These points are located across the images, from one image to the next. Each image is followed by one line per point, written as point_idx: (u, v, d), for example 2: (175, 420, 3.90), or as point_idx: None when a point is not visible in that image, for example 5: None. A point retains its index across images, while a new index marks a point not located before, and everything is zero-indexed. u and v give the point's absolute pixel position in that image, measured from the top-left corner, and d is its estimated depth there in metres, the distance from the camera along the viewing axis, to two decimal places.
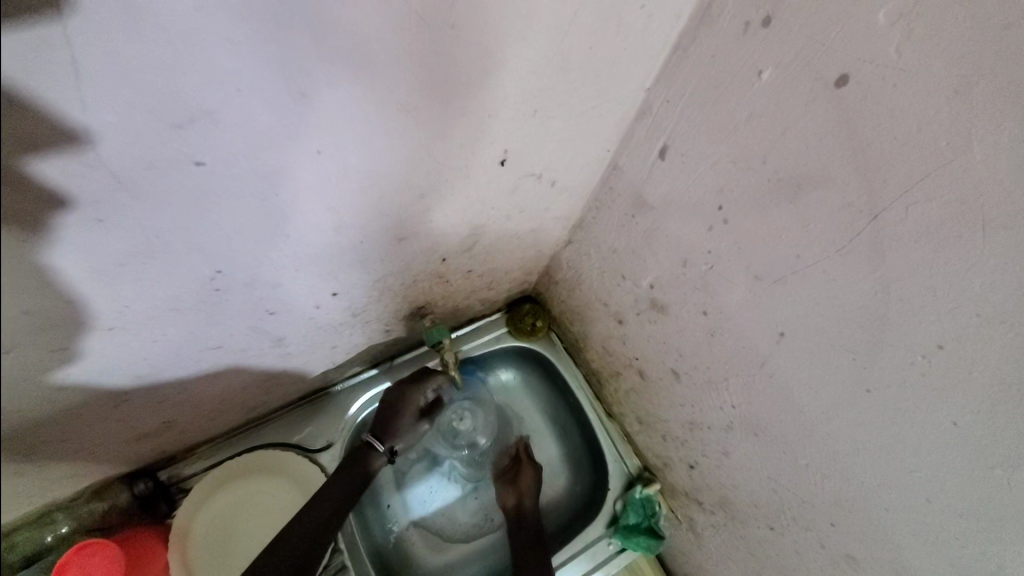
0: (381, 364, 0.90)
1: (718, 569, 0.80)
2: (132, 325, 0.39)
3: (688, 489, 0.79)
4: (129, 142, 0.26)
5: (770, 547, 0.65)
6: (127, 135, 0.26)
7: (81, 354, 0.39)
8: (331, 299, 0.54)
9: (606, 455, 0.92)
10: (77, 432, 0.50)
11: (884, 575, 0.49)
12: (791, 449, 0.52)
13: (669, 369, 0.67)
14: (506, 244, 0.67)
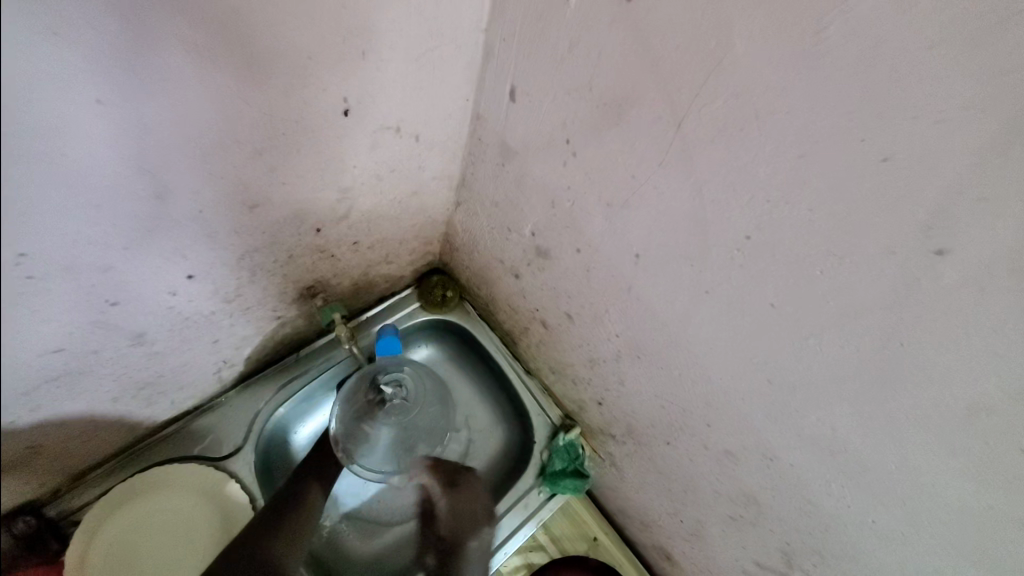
0: (286, 358, 0.86)
1: (639, 492, 0.87)
2: None
3: (602, 425, 0.83)
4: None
5: (671, 459, 0.71)
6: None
7: None
8: (188, 282, 0.51)
9: (530, 410, 0.95)
10: None
11: (754, 458, 0.55)
12: (667, 363, 0.57)
13: (563, 312, 0.70)
14: (388, 210, 0.66)
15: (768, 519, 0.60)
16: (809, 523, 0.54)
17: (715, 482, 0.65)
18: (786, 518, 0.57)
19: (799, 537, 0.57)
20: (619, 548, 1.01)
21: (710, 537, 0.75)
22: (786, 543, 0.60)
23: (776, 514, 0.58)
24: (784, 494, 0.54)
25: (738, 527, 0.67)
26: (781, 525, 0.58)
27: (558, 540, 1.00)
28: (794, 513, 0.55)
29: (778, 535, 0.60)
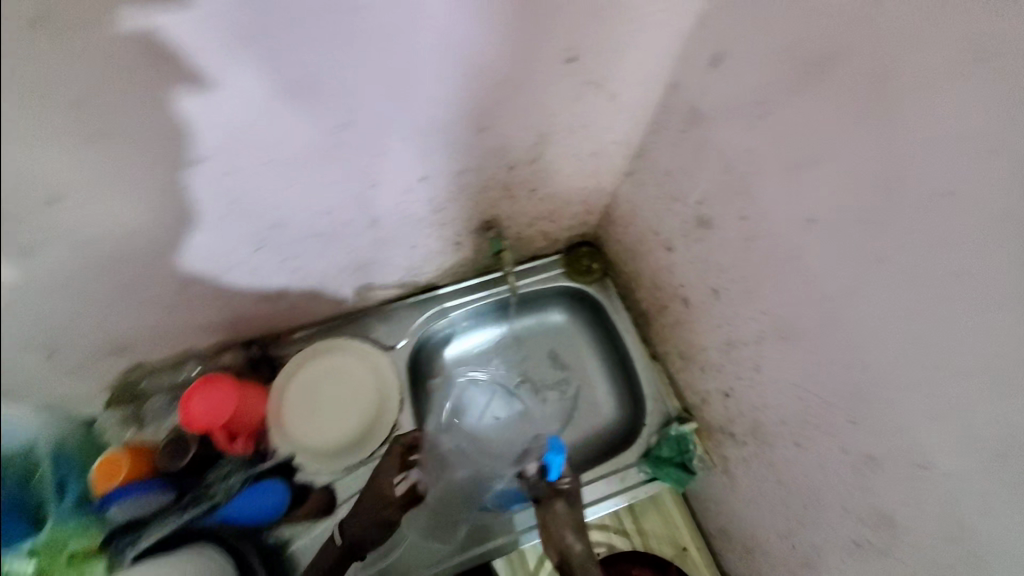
0: (447, 286, 1.03)
1: (749, 504, 0.82)
2: (277, 161, 0.55)
3: (724, 422, 0.81)
4: (173, 31, 0.39)
5: (797, 465, 0.66)
6: (175, 25, 0.39)
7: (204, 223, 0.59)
8: (420, 184, 0.66)
9: (645, 394, 0.97)
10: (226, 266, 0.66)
11: (899, 466, 0.50)
12: (818, 346, 0.56)
13: (710, 288, 0.71)
14: (570, 165, 0.76)
15: (902, 548, 0.53)
16: (954, 553, 0.47)
17: (844, 495, 0.59)
18: (926, 548, 0.50)
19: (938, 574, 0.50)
20: (707, 567, 0.95)
21: (825, 568, 0.68)
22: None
23: (915, 543, 0.52)
24: (931, 517, 0.49)
25: (862, 558, 0.60)
26: (920, 559, 0.52)
27: (645, 533, 0.97)
28: (938, 541, 0.49)
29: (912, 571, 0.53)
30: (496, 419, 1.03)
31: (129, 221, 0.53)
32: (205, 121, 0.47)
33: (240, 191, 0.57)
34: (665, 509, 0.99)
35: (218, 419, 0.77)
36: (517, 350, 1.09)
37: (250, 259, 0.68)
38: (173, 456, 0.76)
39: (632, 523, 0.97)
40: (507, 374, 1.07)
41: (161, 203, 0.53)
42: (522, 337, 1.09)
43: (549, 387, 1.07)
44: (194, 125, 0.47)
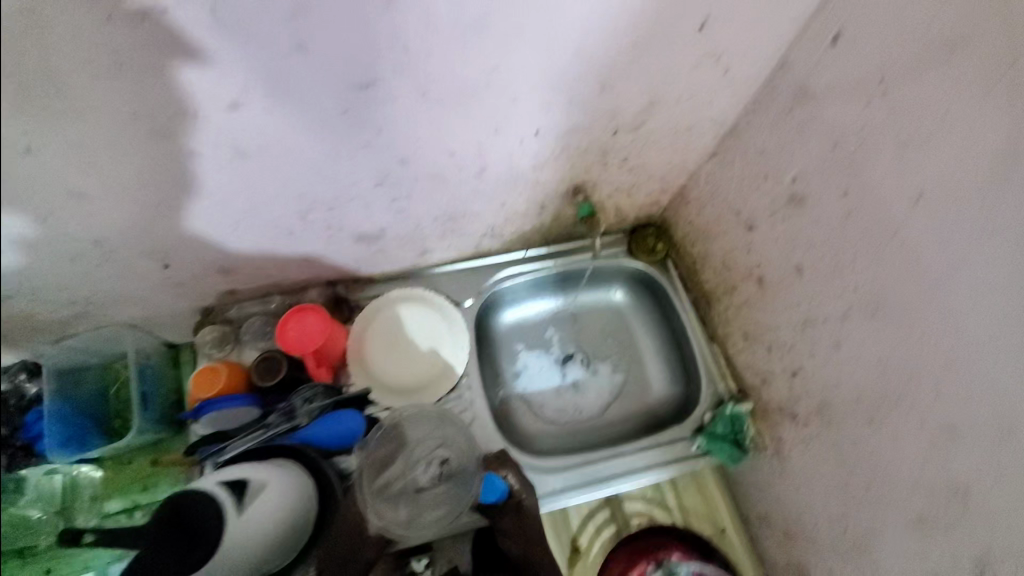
0: (516, 252, 1.05)
1: (801, 490, 0.81)
2: (312, 103, 0.55)
3: (784, 402, 0.83)
4: None
5: (862, 442, 0.68)
6: None
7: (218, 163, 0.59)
8: (534, 137, 0.70)
9: (700, 374, 0.99)
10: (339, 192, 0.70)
11: (982, 433, 0.52)
12: (908, 316, 0.58)
13: (793, 265, 0.75)
14: (665, 138, 0.80)
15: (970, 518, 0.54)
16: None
17: (912, 468, 0.61)
18: (1000, 518, 0.51)
19: (1009, 544, 0.50)
20: (745, 549, 0.95)
21: (877, 550, 0.68)
22: (985, 558, 0.53)
23: (987, 513, 0.52)
24: (1009, 482, 0.50)
25: (922, 534, 0.61)
26: (990, 530, 0.52)
27: (686, 510, 0.96)
28: (1013, 509, 0.50)
29: (980, 542, 0.54)
30: (551, 384, 1.08)
31: (144, 151, 0.55)
32: (204, 61, 0.48)
33: (257, 136, 0.57)
34: (716, 495, 0.98)
35: (310, 345, 0.84)
36: (574, 322, 1.12)
37: (367, 194, 0.72)
38: (265, 375, 0.84)
39: (674, 498, 0.97)
40: (563, 344, 1.11)
41: (179, 137, 0.54)
42: (581, 310, 1.13)
43: (602, 360, 1.10)
44: (195, 64, 0.47)
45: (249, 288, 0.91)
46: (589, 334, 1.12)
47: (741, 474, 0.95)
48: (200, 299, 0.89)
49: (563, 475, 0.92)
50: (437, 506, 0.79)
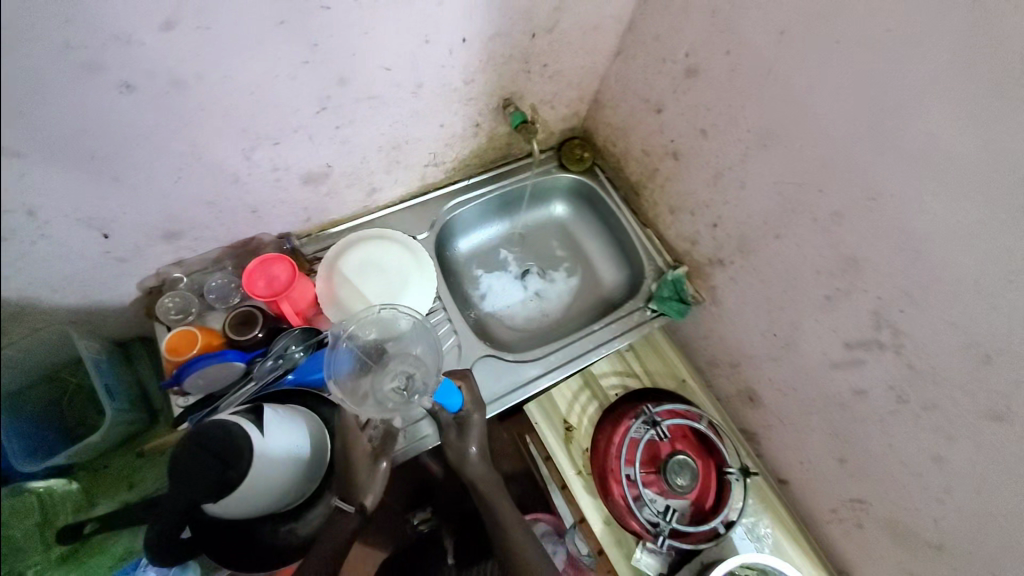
0: (458, 182, 1.10)
1: (736, 322, 0.98)
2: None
3: (712, 253, 0.98)
4: None
5: (778, 257, 0.83)
6: None
7: (102, 86, 0.55)
8: (462, 45, 0.76)
9: (640, 254, 1.12)
10: (289, 116, 0.71)
11: (859, 207, 0.68)
12: (793, 139, 0.73)
13: (698, 131, 0.88)
14: (576, 40, 0.89)
15: (864, 279, 0.72)
16: (901, 256, 0.66)
17: (816, 259, 0.77)
18: (882, 265, 0.68)
19: (892, 281, 0.68)
20: (704, 392, 1.12)
21: (802, 339, 0.85)
22: (879, 303, 0.71)
23: (873, 268, 0.70)
24: (882, 235, 0.67)
25: (832, 308, 0.78)
26: (877, 279, 0.70)
27: (651, 372, 1.13)
28: (889, 255, 0.67)
29: (872, 293, 0.71)
30: (516, 299, 1.16)
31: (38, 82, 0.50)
32: None
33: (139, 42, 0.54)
34: (673, 349, 1.15)
35: (280, 291, 0.86)
36: (524, 239, 1.21)
37: (311, 124, 0.74)
38: (242, 328, 0.84)
39: (639, 365, 1.13)
40: (519, 261, 1.20)
41: (56, 61, 0.50)
42: (528, 228, 1.21)
43: (557, 267, 1.21)
44: None
45: (196, 257, 0.87)
46: (540, 247, 1.21)
47: (689, 330, 1.11)
48: (142, 277, 0.84)
49: (544, 363, 1.02)
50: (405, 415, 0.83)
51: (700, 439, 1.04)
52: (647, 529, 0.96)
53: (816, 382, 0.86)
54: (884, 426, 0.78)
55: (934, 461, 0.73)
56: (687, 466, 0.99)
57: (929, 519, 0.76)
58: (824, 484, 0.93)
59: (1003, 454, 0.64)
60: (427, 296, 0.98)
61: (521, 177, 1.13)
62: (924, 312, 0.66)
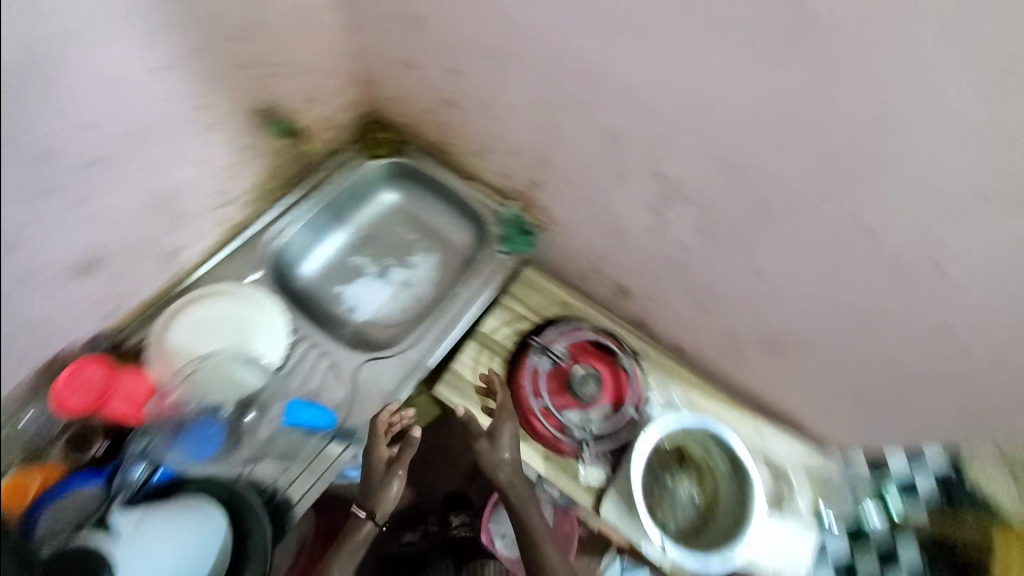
0: (269, 210, 1.04)
1: (575, 231, 1.03)
2: None
3: (526, 180, 1.01)
4: None
5: (570, 159, 0.87)
6: None
7: None
8: (160, 72, 0.71)
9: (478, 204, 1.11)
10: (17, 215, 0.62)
11: (594, 84, 0.73)
12: (520, 47, 0.77)
13: (455, 73, 0.90)
14: (301, 29, 0.88)
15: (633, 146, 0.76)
16: (642, 112, 0.71)
17: (593, 146, 0.82)
18: (635, 127, 0.74)
19: (647, 137, 0.74)
20: (588, 305, 1.16)
21: (623, 222, 0.90)
22: (651, 161, 0.76)
23: (631, 133, 0.75)
24: (620, 100, 0.72)
25: (626, 184, 0.83)
26: (638, 141, 0.75)
27: (536, 310, 1.14)
28: (634, 115, 0.72)
29: (642, 155, 0.76)
30: (385, 298, 1.12)
31: None
32: None
33: None
34: (553, 284, 1.17)
35: (92, 399, 0.80)
36: (371, 238, 1.16)
37: (42, 216, 0.65)
38: (81, 449, 0.81)
39: (524, 308, 1.14)
40: (374, 261, 1.15)
41: None
42: (369, 225, 1.17)
43: (414, 251, 1.16)
44: None
45: None
46: (390, 239, 1.17)
47: (548, 257, 1.14)
48: None
49: (423, 344, 0.97)
50: (295, 453, 0.88)
51: (599, 346, 1.09)
52: (579, 445, 1.00)
53: (652, 253, 0.92)
54: (712, 264, 0.84)
55: (755, 273, 0.80)
56: (591, 376, 1.05)
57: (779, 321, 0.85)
58: (703, 333, 1.01)
59: (791, 243, 0.72)
60: (282, 328, 0.96)
61: (332, 181, 1.09)
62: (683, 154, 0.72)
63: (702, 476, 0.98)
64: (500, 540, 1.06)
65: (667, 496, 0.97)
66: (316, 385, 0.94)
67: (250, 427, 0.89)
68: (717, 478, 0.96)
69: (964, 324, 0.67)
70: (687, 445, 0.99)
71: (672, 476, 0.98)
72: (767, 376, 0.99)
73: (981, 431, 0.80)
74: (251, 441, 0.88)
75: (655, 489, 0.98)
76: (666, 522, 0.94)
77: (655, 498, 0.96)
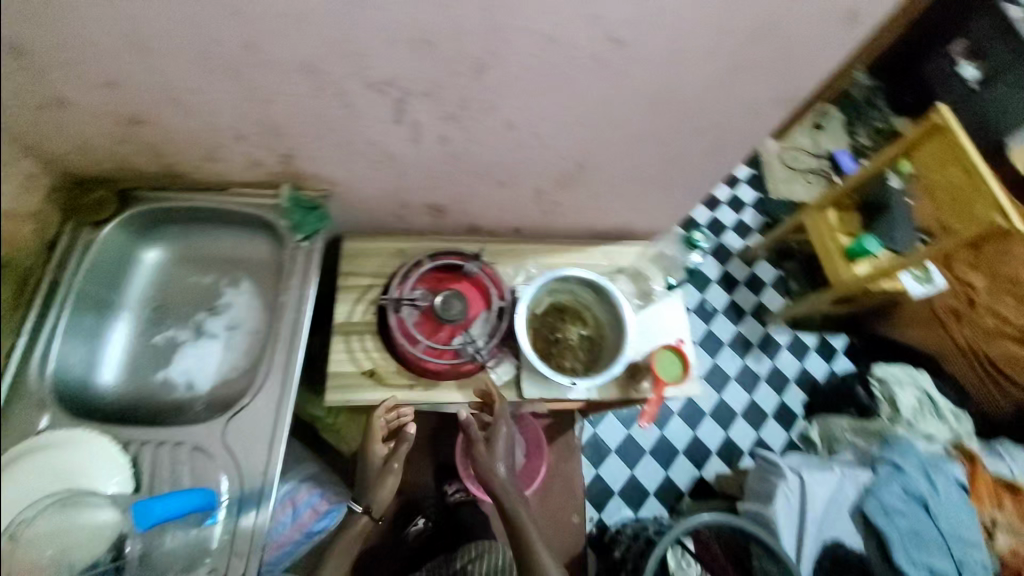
0: (14, 346, 0.84)
1: (354, 184, 0.97)
2: None
3: (271, 163, 0.91)
4: None
5: (290, 117, 0.79)
6: None
7: None
8: None
9: (245, 207, 0.97)
10: None
11: (248, 26, 0.65)
12: (149, 22, 0.65)
13: (110, 87, 0.75)
14: None
15: (330, 71, 0.71)
16: (313, 32, 0.66)
17: (302, 91, 0.75)
18: (320, 51, 0.68)
19: (336, 54, 0.68)
20: (419, 241, 1.15)
21: (385, 149, 0.87)
22: (359, 76, 0.72)
23: (321, 58, 0.69)
24: (285, 29, 0.65)
25: (356, 112, 0.78)
26: (333, 63, 0.70)
27: (375, 273, 1.10)
28: (309, 38, 0.66)
29: (347, 75, 0.72)
30: (213, 353, 1.00)
31: None
32: None
33: None
34: (373, 240, 1.13)
35: None
36: (158, 306, 1.01)
37: None
38: None
39: (364, 278, 1.09)
40: (177, 326, 1.01)
41: None
42: (152, 294, 1.01)
43: (212, 292, 1.03)
44: None
45: None
46: (180, 295, 1.02)
47: (351, 218, 1.09)
48: None
49: (274, 370, 0.87)
50: (206, 546, 0.80)
51: (446, 268, 1.08)
52: (479, 359, 1.02)
53: (428, 160, 0.92)
54: (478, 140, 0.87)
55: (510, 127, 0.84)
56: (451, 297, 1.03)
57: (555, 154, 0.92)
58: (517, 197, 1.09)
59: (516, 88, 0.75)
60: (111, 449, 0.82)
61: (61, 274, 0.89)
62: (376, 55, 0.69)
63: (581, 316, 1.11)
64: (479, 477, 1.38)
65: (565, 346, 1.08)
66: (189, 474, 0.83)
67: (147, 553, 0.80)
68: (592, 310, 1.11)
69: (672, 85, 0.77)
70: (559, 298, 1.12)
71: (561, 328, 1.10)
72: (583, 201, 1.11)
73: (731, 157, 0.99)
74: (160, 562, 0.80)
75: (554, 346, 1.09)
76: (573, 365, 1.07)
77: (558, 353, 1.08)
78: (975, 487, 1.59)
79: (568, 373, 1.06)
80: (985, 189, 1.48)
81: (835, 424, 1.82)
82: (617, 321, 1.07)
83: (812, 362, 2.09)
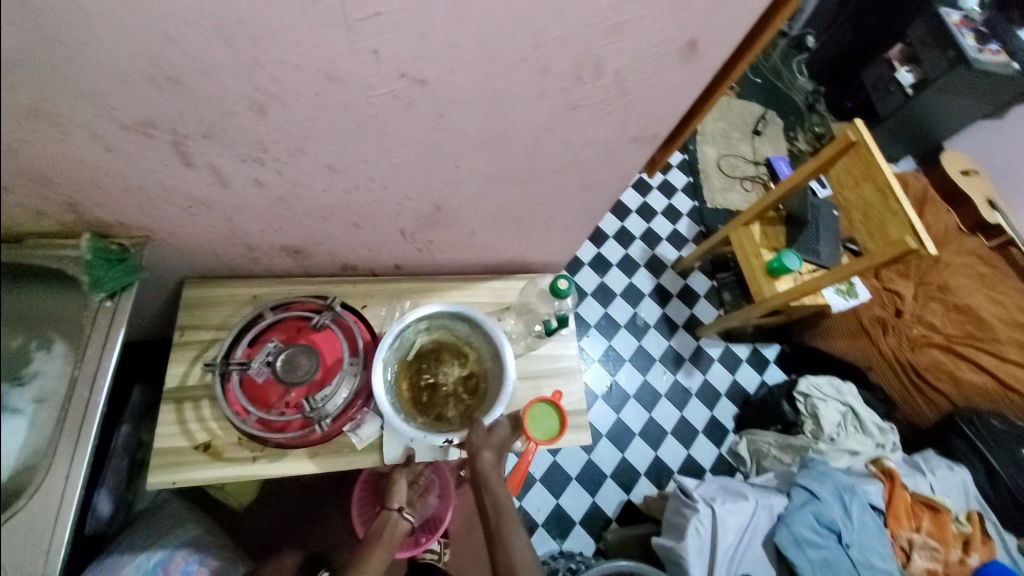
0: None
1: (173, 230, 0.83)
2: None
3: (56, 213, 0.76)
4: None
5: (49, 165, 0.65)
6: None
7: None
8: None
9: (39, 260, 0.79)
10: None
11: None
12: None
13: None
14: None
15: (68, 113, 0.57)
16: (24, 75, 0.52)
17: (48, 139, 0.61)
18: (44, 95, 0.55)
19: (66, 96, 0.55)
20: (275, 284, 1.03)
21: (191, 196, 0.74)
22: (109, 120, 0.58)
23: (51, 103, 0.56)
24: None
25: (129, 158, 0.65)
26: (68, 107, 0.56)
27: (220, 324, 0.97)
28: (22, 82, 0.53)
29: (94, 121, 0.58)
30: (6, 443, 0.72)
31: None
32: None
33: None
34: (221, 286, 1.00)
35: None
36: None
37: None
38: None
39: (207, 330, 0.96)
40: None
41: None
42: None
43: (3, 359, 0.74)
44: None
45: None
46: None
47: (187, 263, 0.95)
48: None
49: (60, 462, 0.76)
50: None
51: (300, 320, 0.96)
52: (330, 428, 0.91)
53: (251, 206, 0.79)
54: (301, 183, 0.75)
55: (334, 170, 0.72)
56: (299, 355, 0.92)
57: (401, 194, 0.81)
58: (383, 236, 0.97)
59: (318, 129, 0.63)
60: None
61: None
62: (118, 98, 0.56)
63: (460, 353, 1.00)
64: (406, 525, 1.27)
65: (443, 391, 0.97)
66: None
67: None
68: (471, 344, 1.01)
69: (506, 123, 0.67)
70: (433, 335, 1.01)
71: (438, 370, 0.98)
72: (458, 237, 1.01)
73: (607, 190, 0.90)
74: None
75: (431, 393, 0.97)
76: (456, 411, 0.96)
77: (435, 400, 0.96)
78: (894, 506, 1.55)
79: (448, 422, 0.95)
80: (898, 211, 1.44)
81: (761, 439, 1.82)
82: (497, 357, 0.98)
83: (744, 375, 2.06)
